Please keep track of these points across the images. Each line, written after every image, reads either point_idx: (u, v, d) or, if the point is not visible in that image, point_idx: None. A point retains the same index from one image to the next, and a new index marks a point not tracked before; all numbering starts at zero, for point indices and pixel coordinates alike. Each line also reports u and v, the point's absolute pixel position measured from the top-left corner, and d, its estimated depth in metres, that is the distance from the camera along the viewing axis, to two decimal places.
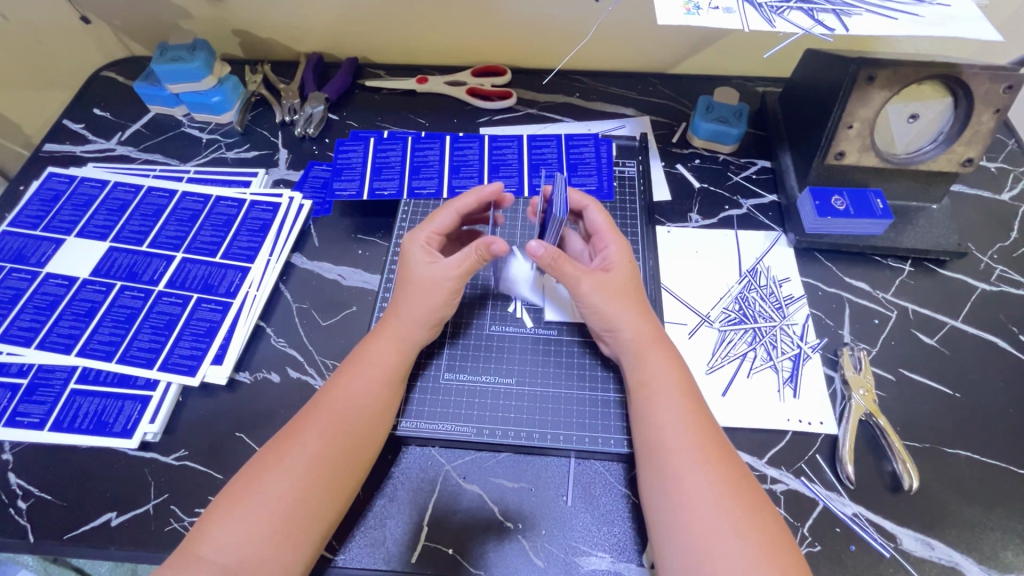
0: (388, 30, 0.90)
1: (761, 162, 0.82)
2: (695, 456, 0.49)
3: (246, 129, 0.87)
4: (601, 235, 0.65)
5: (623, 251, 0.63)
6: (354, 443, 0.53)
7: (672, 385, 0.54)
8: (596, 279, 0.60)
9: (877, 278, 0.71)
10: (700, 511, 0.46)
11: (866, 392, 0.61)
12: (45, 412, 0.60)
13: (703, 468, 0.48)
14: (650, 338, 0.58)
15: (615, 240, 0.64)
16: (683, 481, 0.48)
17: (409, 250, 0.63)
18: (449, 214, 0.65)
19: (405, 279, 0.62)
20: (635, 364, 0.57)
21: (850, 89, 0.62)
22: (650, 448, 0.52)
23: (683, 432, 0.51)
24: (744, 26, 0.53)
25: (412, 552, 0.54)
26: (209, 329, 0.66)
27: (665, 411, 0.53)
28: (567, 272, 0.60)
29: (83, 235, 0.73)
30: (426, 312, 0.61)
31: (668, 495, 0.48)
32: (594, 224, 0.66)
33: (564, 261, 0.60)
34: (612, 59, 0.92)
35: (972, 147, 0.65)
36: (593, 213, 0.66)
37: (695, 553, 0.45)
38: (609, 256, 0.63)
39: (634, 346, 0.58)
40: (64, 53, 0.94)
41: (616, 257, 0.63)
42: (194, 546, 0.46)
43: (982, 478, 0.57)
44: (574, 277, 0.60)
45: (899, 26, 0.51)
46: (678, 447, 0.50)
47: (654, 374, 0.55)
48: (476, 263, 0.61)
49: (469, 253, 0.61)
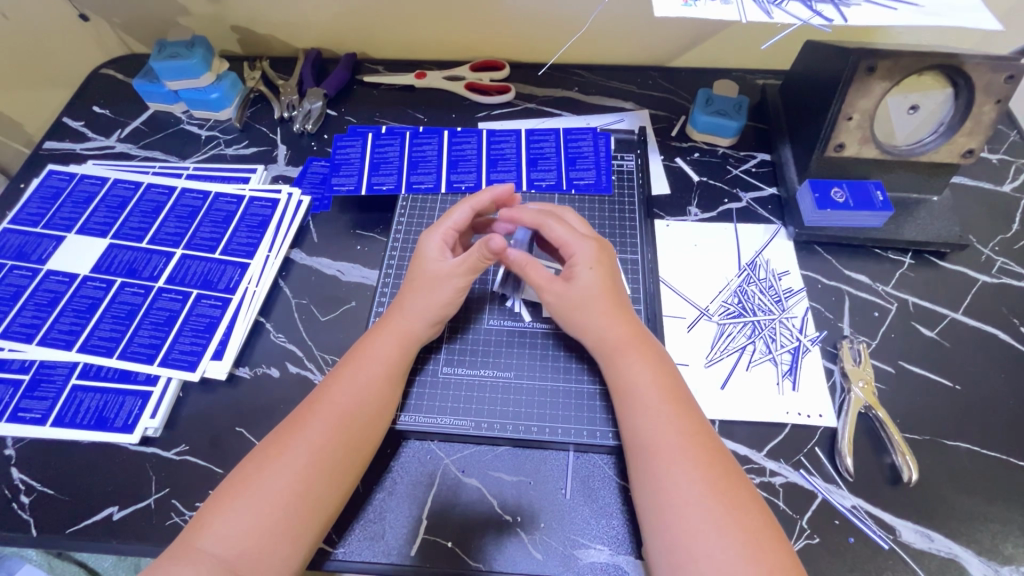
0: (386, 26, 0.90)
1: (760, 156, 0.81)
2: (674, 454, 0.49)
3: (244, 125, 0.87)
4: (565, 245, 0.63)
5: (590, 255, 0.62)
6: (354, 438, 0.53)
7: (658, 382, 0.54)
8: (554, 290, 0.61)
9: (877, 271, 0.70)
10: (686, 509, 0.46)
11: (866, 385, 0.61)
12: (47, 408, 0.61)
13: (685, 467, 0.48)
14: (628, 339, 0.58)
15: (580, 246, 0.62)
16: (666, 478, 0.48)
17: (425, 247, 0.64)
18: (465, 209, 0.65)
19: (416, 275, 0.63)
20: (614, 366, 0.57)
21: (850, 80, 0.61)
22: (633, 448, 0.52)
23: (664, 431, 0.51)
24: (743, 17, 0.52)
25: (412, 545, 0.55)
26: (209, 325, 0.66)
27: (644, 411, 0.53)
28: (532, 279, 0.61)
29: (84, 232, 0.73)
30: (433, 309, 0.61)
31: (651, 494, 0.49)
32: (557, 237, 0.63)
33: (529, 268, 0.62)
34: (612, 52, 0.92)
35: (974, 137, 0.65)
36: (551, 228, 0.63)
37: (683, 550, 0.45)
38: (575, 262, 0.61)
39: (612, 348, 0.58)
40: (63, 51, 0.94)
41: (580, 270, 0.61)
42: (194, 538, 0.46)
43: (981, 470, 0.57)
44: (537, 285, 0.62)
45: (899, 16, 0.51)
46: (657, 446, 0.50)
47: (642, 370, 0.55)
48: (480, 264, 0.60)
49: (473, 253, 0.59)
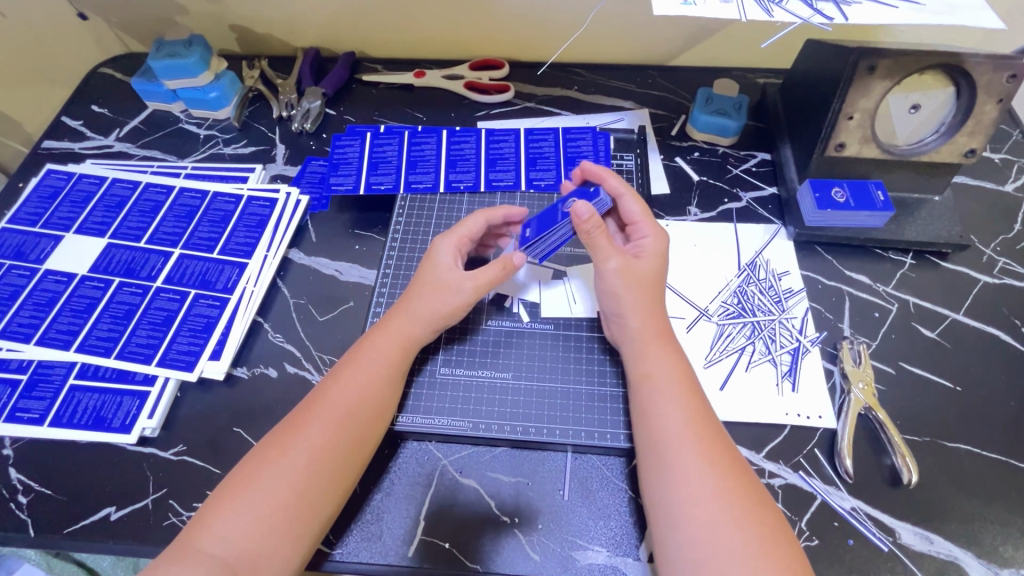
0: (385, 24, 0.89)
1: (760, 155, 0.81)
2: (691, 450, 0.49)
3: (243, 125, 0.86)
4: (637, 224, 0.63)
5: (659, 242, 0.62)
6: (356, 439, 0.53)
7: (677, 377, 0.54)
8: (621, 262, 0.59)
9: (877, 272, 0.70)
10: (702, 505, 0.46)
11: (866, 386, 0.61)
12: (44, 408, 0.61)
13: (701, 461, 0.48)
14: (655, 331, 0.57)
15: (653, 229, 0.62)
16: (681, 473, 0.48)
17: (437, 252, 0.64)
18: (480, 219, 0.66)
19: (425, 278, 0.62)
20: (640, 358, 0.57)
21: (850, 79, 0.61)
22: (648, 438, 0.52)
23: (686, 425, 0.50)
24: (742, 16, 0.52)
25: (409, 546, 0.54)
26: (206, 325, 0.66)
27: (663, 403, 0.52)
28: (601, 244, 0.59)
29: (82, 231, 0.73)
30: (437, 310, 0.60)
31: (668, 487, 0.48)
32: (631, 214, 0.64)
33: (600, 233, 0.59)
34: (611, 51, 0.92)
35: (975, 137, 0.64)
36: (628, 202, 0.64)
37: (698, 547, 0.45)
38: (644, 247, 0.61)
39: (638, 337, 0.57)
40: (62, 50, 0.94)
41: (649, 249, 0.61)
42: (192, 540, 0.46)
43: (981, 472, 0.57)
44: (601, 254, 0.59)
45: (899, 14, 0.50)
46: (675, 438, 0.50)
47: (661, 365, 0.55)
48: (493, 281, 0.61)
49: (490, 267, 0.61)
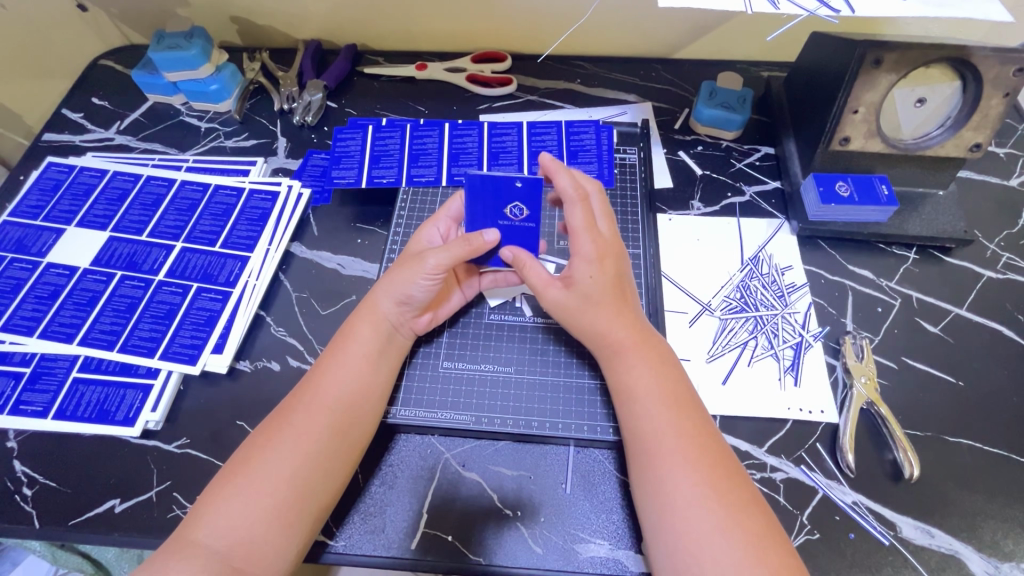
0: (387, 16, 0.89)
1: (763, 149, 0.81)
2: (674, 459, 0.48)
3: (244, 117, 0.86)
4: (575, 235, 0.58)
5: (591, 255, 0.57)
6: (342, 427, 0.52)
7: (656, 388, 0.53)
8: (560, 295, 0.58)
9: (881, 266, 0.70)
10: (689, 517, 0.46)
11: (869, 380, 0.61)
12: (48, 401, 0.61)
13: (683, 470, 0.48)
14: (631, 340, 0.55)
15: (585, 244, 0.58)
16: (667, 488, 0.48)
17: (426, 234, 0.65)
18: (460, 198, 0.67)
19: (406, 253, 0.63)
20: (615, 368, 0.55)
21: (857, 72, 0.61)
22: (635, 452, 0.51)
23: (669, 437, 0.50)
24: (748, 7, 0.51)
25: (411, 538, 0.55)
26: (209, 319, 0.66)
27: (646, 417, 0.52)
28: (530, 281, 0.60)
29: (83, 224, 0.73)
30: (399, 278, 0.58)
31: (658, 510, 0.48)
32: (572, 224, 0.59)
33: (528, 270, 0.60)
34: (615, 43, 0.91)
35: (981, 132, 0.64)
36: (573, 210, 0.59)
37: (686, 558, 0.45)
38: (574, 270, 0.58)
39: (614, 349, 0.56)
40: (62, 43, 0.94)
41: (579, 276, 0.58)
42: (189, 532, 0.46)
43: (982, 466, 0.57)
44: (536, 287, 0.60)
45: (907, 7, 0.50)
46: (661, 449, 0.49)
47: (638, 378, 0.54)
48: (461, 253, 0.57)
49: (456, 244, 0.57)
